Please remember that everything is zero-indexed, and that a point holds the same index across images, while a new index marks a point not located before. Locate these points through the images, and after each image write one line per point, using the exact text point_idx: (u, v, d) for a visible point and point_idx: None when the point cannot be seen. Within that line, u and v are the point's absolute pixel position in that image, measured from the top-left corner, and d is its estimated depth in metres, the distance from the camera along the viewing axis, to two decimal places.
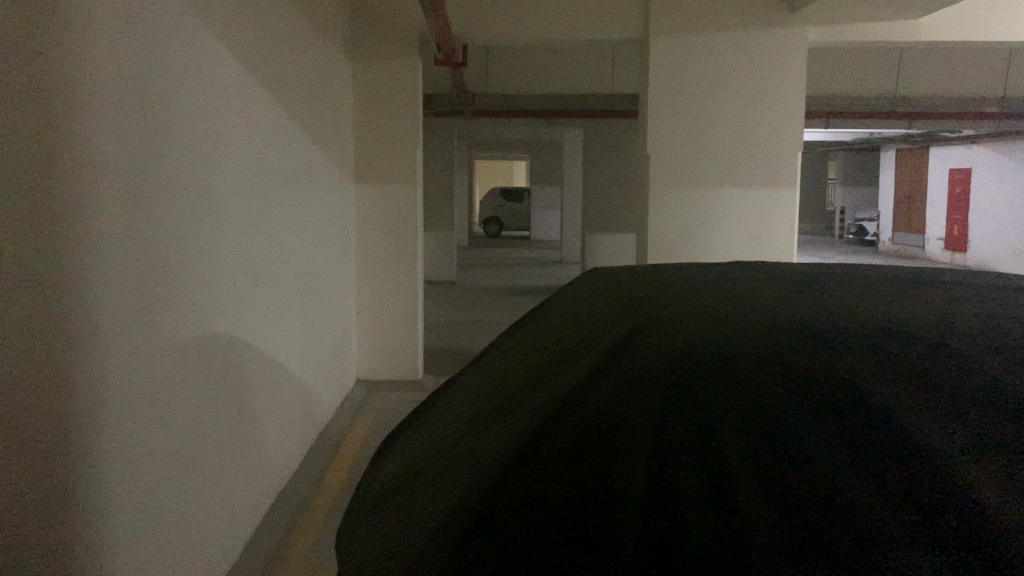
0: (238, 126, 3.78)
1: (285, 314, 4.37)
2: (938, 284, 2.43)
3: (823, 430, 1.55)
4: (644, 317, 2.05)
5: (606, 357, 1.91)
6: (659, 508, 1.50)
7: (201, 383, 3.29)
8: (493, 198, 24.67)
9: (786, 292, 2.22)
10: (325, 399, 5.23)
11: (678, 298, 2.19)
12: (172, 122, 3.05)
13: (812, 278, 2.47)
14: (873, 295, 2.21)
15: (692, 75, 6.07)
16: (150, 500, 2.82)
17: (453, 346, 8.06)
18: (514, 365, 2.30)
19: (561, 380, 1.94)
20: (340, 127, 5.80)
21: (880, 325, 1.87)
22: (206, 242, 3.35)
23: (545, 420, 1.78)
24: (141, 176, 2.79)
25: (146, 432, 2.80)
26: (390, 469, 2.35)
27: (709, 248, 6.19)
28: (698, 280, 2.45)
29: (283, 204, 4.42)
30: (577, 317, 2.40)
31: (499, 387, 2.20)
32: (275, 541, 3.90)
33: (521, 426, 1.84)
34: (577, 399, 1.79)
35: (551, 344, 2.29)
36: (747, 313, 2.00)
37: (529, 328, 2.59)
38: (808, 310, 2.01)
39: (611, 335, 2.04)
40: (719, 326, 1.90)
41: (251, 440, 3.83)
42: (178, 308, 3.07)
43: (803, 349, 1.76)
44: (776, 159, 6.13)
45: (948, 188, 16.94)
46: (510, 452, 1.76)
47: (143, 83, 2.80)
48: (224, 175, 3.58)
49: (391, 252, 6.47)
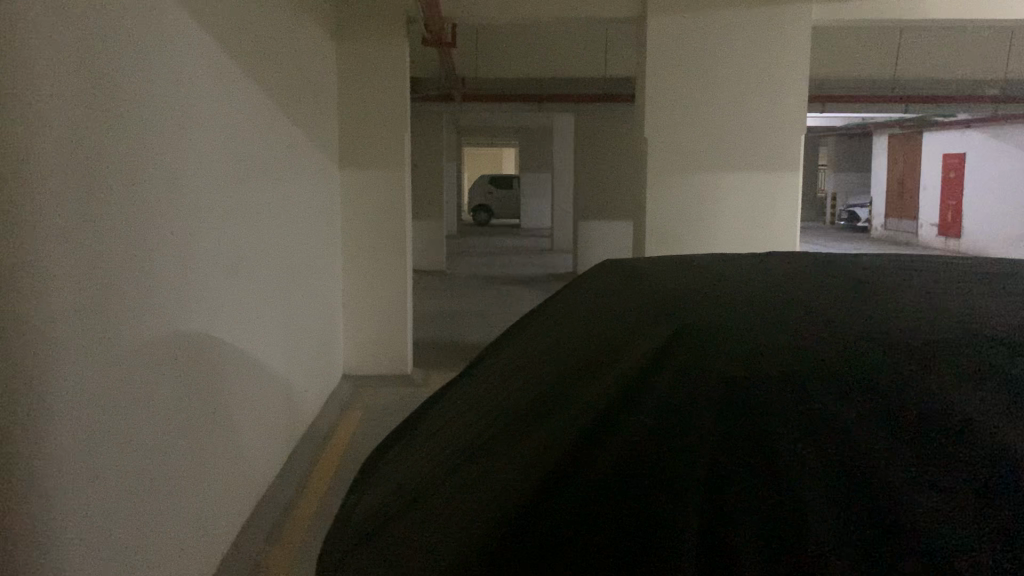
0: (211, 107, 3.51)
1: (266, 307, 4.13)
2: (979, 271, 2.23)
3: (893, 451, 1.40)
4: (679, 316, 1.84)
5: (641, 361, 1.71)
6: (716, 541, 1.35)
7: (171, 386, 3.05)
8: (482, 184, 24.39)
9: (824, 286, 2.02)
10: (310, 396, 5.02)
11: (708, 291, 2.00)
12: (135, 98, 2.78)
13: (837, 267, 2.28)
14: (908, 286, 2.03)
15: (691, 56, 5.83)
16: (120, 512, 2.63)
17: (443, 337, 7.82)
18: (527, 366, 2.10)
19: (590, 386, 1.75)
20: (322, 110, 5.54)
21: (940, 324, 1.70)
22: (176, 233, 3.09)
23: (579, 436, 1.58)
24: (103, 160, 2.52)
25: (115, 437, 2.60)
26: (380, 486, 2.14)
27: (709, 236, 5.96)
28: (726, 271, 2.24)
29: (263, 192, 4.17)
30: (597, 312, 2.19)
31: (513, 392, 1.99)
32: (255, 550, 3.69)
33: (546, 441, 1.65)
34: (615, 411, 1.59)
35: (568, 341, 2.10)
36: (788, 309, 1.81)
37: (538, 322, 2.39)
38: (853, 307, 1.83)
39: (641, 336, 1.84)
40: (765, 327, 1.71)
41: (228, 444, 3.59)
42: (145, 306, 2.82)
43: (862, 351, 1.58)
44: (778, 143, 5.91)
45: (943, 172, 16.78)
46: (540, 472, 1.57)
47: (103, 59, 2.53)
48: (197, 160, 3.32)
49: (379, 241, 6.23)
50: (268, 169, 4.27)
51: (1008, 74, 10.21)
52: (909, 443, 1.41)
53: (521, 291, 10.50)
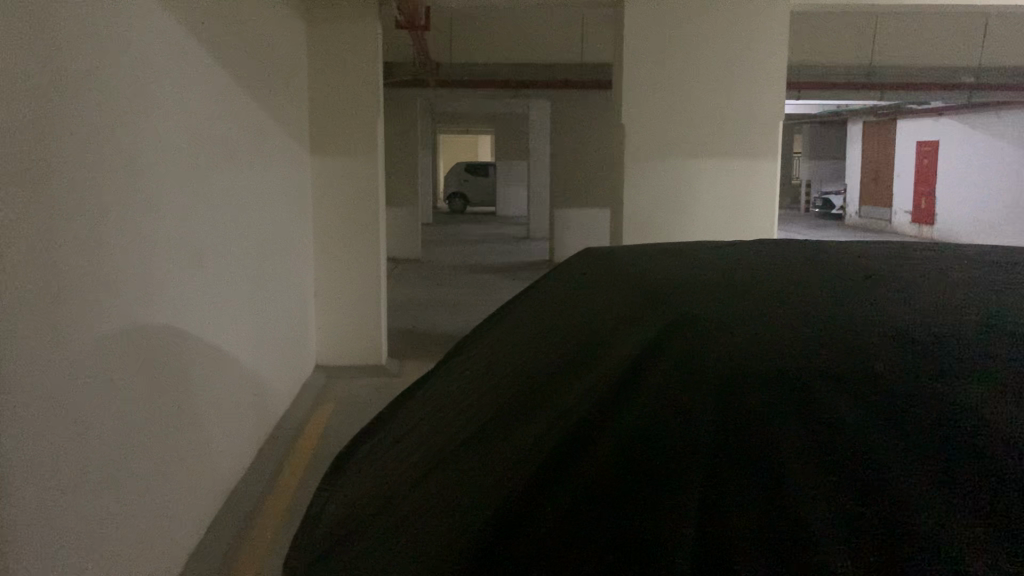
0: (176, 89, 3.37)
1: (233, 297, 4.00)
2: (960, 260, 2.17)
3: (895, 445, 1.33)
4: (670, 306, 1.76)
5: (632, 353, 1.62)
6: (712, 541, 1.29)
7: (133, 381, 2.92)
8: (457, 172, 24.22)
9: (811, 274, 1.95)
10: (281, 389, 4.90)
11: (698, 280, 1.92)
12: (93, 80, 2.62)
13: (819, 255, 2.22)
14: (895, 274, 1.97)
15: (669, 42, 5.74)
16: (83, 512, 2.51)
17: (418, 327, 7.71)
18: (510, 357, 2.01)
19: (577, 379, 1.67)
20: (292, 95, 5.40)
21: (940, 315, 1.63)
22: (137, 223, 2.94)
23: (567, 433, 1.50)
24: (63, 147, 2.40)
25: (78, 436, 2.49)
26: (353, 485, 2.05)
27: (687, 224, 5.90)
28: (712, 260, 2.17)
29: (229, 177, 4.03)
30: (581, 301, 2.11)
31: (496, 384, 1.90)
32: (226, 547, 3.58)
33: (533, 437, 1.57)
34: (606, 407, 1.50)
35: (551, 332, 2.01)
36: (781, 298, 1.74)
37: (520, 311, 2.31)
38: (845, 295, 1.76)
39: (630, 327, 1.76)
40: (759, 317, 1.63)
41: (196, 441, 3.48)
42: (103, 298, 2.67)
43: (861, 343, 1.51)
44: (756, 129, 5.86)
45: (917, 160, 16.92)
46: (526, 472, 1.48)
47: (61, 42, 2.41)
48: (159, 147, 3.17)
49: (352, 229, 6.10)
50: (235, 155, 4.13)
51: (983, 63, 10.28)
52: (908, 438, 1.34)
53: (498, 280, 10.42)
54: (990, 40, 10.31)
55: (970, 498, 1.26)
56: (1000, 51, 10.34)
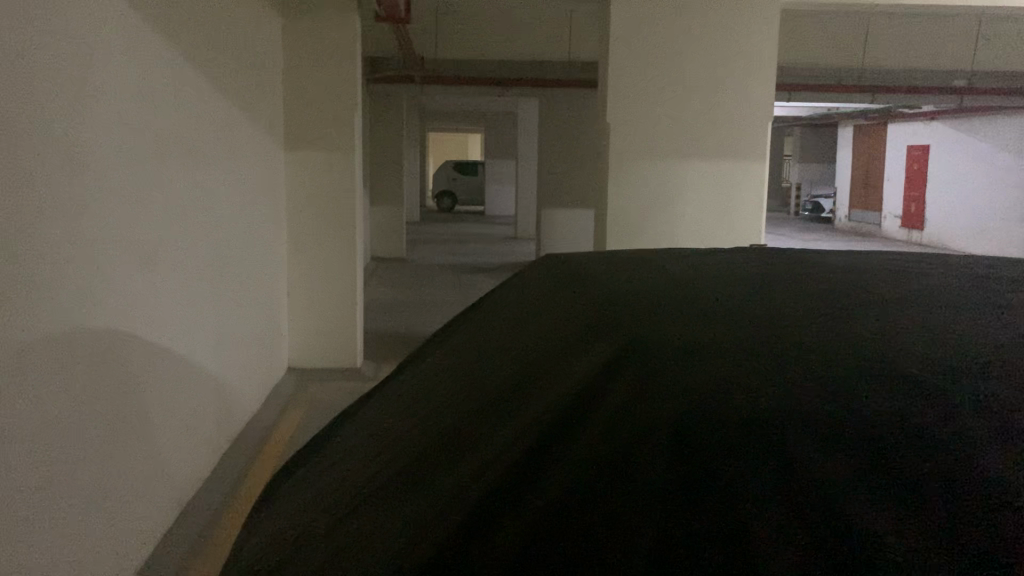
0: (140, 76, 3.22)
1: (195, 298, 3.82)
2: (940, 273, 2.03)
3: (854, 494, 1.19)
4: (624, 323, 1.59)
5: (590, 370, 1.45)
6: None
7: (86, 381, 2.76)
8: (446, 170, 24.06)
9: (773, 289, 1.80)
10: (247, 391, 4.75)
11: (663, 293, 1.77)
12: (36, 62, 2.43)
13: (787, 267, 2.08)
14: (864, 288, 1.83)
15: (657, 38, 5.59)
16: (23, 524, 2.36)
17: (396, 328, 7.56)
18: (456, 379, 1.85)
19: (529, 401, 1.51)
20: (265, 88, 5.24)
21: (913, 335, 1.48)
22: (89, 217, 2.76)
23: (514, 462, 1.33)
24: (8, 130, 2.27)
25: (20, 442, 2.34)
26: (286, 507, 1.90)
27: (673, 225, 5.75)
28: (675, 271, 2.02)
29: (195, 172, 3.86)
30: (535, 317, 1.95)
31: (440, 410, 1.73)
32: (183, 554, 3.46)
33: (478, 465, 1.40)
34: (558, 434, 1.34)
35: (500, 354, 1.85)
36: (747, 318, 1.58)
37: (470, 327, 2.15)
38: (819, 311, 1.62)
39: (588, 341, 1.60)
40: (728, 335, 1.48)
41: (153, 443, 3.33)
42: (43, 297, 2.47)
43: (834, 368, 1.35)
44: (745, 130, 5.73)
45: (906, 164, 16.89)
46: (466, 504, 1.31)
47: (7, 23, 2.28)
48: (117, 139, 2.99)
49: (328, 228, 5.93)
50: (201, 149, 3.95)
51: (975, 67, 10.23)
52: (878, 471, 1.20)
53: (482, 281, 10.27)
54: (982, 45, 10.24)
55: (945, 532, 1.13)
56: (993, 55, 10.28)
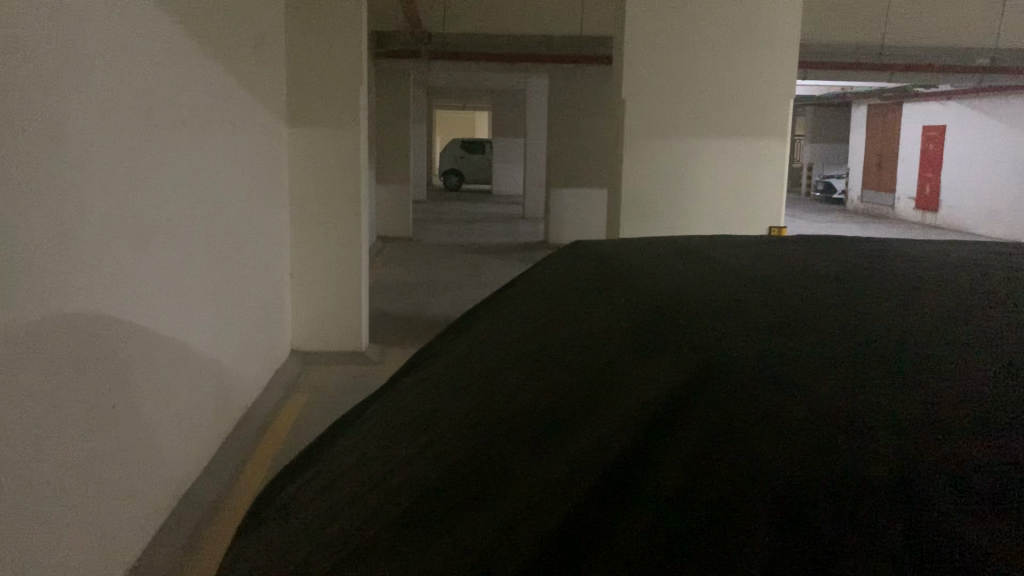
0: (139, 45, 3.07)
1: (194, 282, 3.67)
2: (993, 250, 1.89)
3: (964, 498, 1.07)
4: (693, 321, 1.46)
5: (658, 388, 1.30)
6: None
7: (83, 368, 2.64)
8: (453, 149, 23.86)
9: (831, 276, 1.66)
10: (248, 377, 4.61)
11: (719, 287, 1.62)
12: (19, 25, 2.23)
13: (831, 249, 1.93)
14: (923, 271, 1.69)
15: (675, 13, 5.37)
16: (16, 524, 2.23)
17: (401, 310, 7.40)
18: (500, 365, 1.70)
19: (597, 401, 1.37)
20: (268, 62, 5.06)
21: (999, 333, 1.35)
22: (87, 193, 2.63)
23: (586, 490, 1.21)
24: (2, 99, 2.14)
25: (11, 441, 2.20)
26: (315, 498, 1.77)
27: (689, 207, 5.57)
28: (723, 259, 1.87)
29: (196, 149, 3.71)
30: (580, 300, 1.80)
31: (489, 398, 1.58)
32: (181, 543, 3.34)
33: (542, 484, 1.27)
34: (635, 469, 1.21)
35: (545, 338, 1.69)
36: (817, 316, 1.44)
37: (501, 311, 2.01)
38: (890, 307, 1.47)
39: (645, 344, 1.45)
40: (801, 343, 1.34)
41: (151, 431, 3.21)
42: (41, 276, 2.35)
43: (926, 380, 1.23)
44: (767, 106, 5.52)
45: (922, 145, 16.64)
46: (541, 531, 1.20)
47: None
48: (111, 112, 2.81)
49: (333, 209, 5.76)
50: (202, 124, 3.80)
51: (999, 45, 10.00)
52: (994, 491, 1.07)
53: (491, 262, 10.12)
54: (1006, 23, 10.01)
55: None
56: (1018, 33, 10.03)
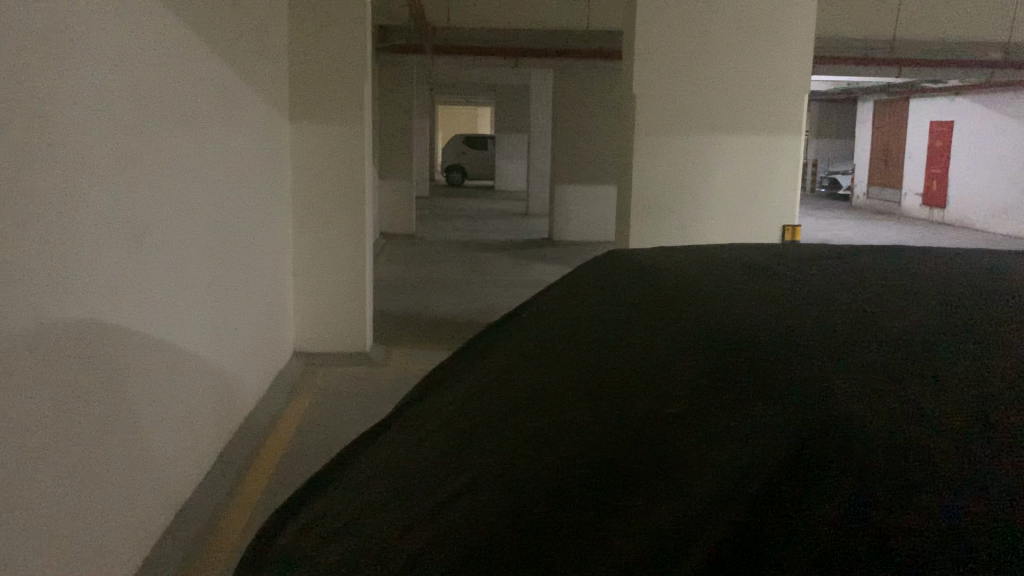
0: (139, 34, 2.97)
1: (194, 284, 3.57)
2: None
3: None
4: (798, 342, 1.39)
5: (782, 414, 1.21)
6: None
7: (81, 372, 2.53)
8: (455, 145, 23.74)
9: (911, 294, 1.61)
10: (251, 379, 4.50)
11: (805, 308, 1.55)
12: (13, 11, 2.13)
13: (883, 266, 1.89)
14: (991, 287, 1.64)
15: (686, 6, 5.24)
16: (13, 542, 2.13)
17: (406, 309, 7.30)
18: (576, 382, 1.61)
19: (707, 417, 1.28)
20: (269, 56, 4.94)
21: None
22: (87, 188, 2.53)
23: (729, 521, 1.11)
24: None
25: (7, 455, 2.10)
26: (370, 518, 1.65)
27: (700, 204, 5.45)
28: (786, 276, 1.81)
29: (196, 141, 3.61)
30: (654, 315, 1.72)
31: (575, 415, 1.49)
32: (183, 551, 3.24)
33: (671, 510, 1.17)
34: (774, 503, 1.10)
35: (624, 353, 1.62)
36: (920, 335, 1.37)
37: (558, 328, 1.94)
38: (987, 323, 1.40)
39: (738, 364, 1.36)
40: (918, 365, 1.27)
41: (151, 435, 3.11)
42: (39, 272, 2.25)
43: None
44: (781, 102, 5.39)
45: (929, 140, 16.51)
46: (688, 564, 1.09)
47: None
48: (107, 111, 2.69)
49: (336, 206, 5.64)
50: (202, 116, 3.69)
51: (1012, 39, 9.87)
52: None
53: (496, 260, 10.01)
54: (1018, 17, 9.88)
55: None
56: None
